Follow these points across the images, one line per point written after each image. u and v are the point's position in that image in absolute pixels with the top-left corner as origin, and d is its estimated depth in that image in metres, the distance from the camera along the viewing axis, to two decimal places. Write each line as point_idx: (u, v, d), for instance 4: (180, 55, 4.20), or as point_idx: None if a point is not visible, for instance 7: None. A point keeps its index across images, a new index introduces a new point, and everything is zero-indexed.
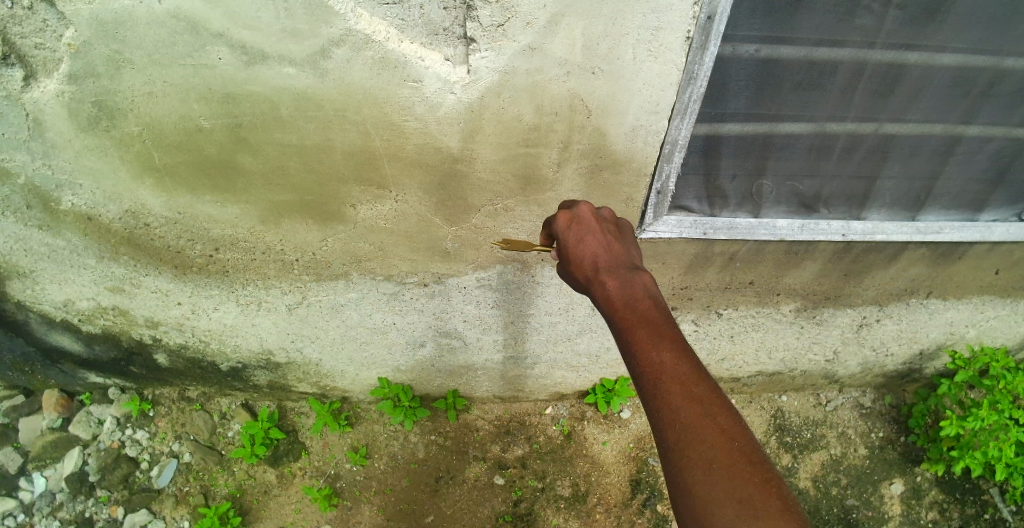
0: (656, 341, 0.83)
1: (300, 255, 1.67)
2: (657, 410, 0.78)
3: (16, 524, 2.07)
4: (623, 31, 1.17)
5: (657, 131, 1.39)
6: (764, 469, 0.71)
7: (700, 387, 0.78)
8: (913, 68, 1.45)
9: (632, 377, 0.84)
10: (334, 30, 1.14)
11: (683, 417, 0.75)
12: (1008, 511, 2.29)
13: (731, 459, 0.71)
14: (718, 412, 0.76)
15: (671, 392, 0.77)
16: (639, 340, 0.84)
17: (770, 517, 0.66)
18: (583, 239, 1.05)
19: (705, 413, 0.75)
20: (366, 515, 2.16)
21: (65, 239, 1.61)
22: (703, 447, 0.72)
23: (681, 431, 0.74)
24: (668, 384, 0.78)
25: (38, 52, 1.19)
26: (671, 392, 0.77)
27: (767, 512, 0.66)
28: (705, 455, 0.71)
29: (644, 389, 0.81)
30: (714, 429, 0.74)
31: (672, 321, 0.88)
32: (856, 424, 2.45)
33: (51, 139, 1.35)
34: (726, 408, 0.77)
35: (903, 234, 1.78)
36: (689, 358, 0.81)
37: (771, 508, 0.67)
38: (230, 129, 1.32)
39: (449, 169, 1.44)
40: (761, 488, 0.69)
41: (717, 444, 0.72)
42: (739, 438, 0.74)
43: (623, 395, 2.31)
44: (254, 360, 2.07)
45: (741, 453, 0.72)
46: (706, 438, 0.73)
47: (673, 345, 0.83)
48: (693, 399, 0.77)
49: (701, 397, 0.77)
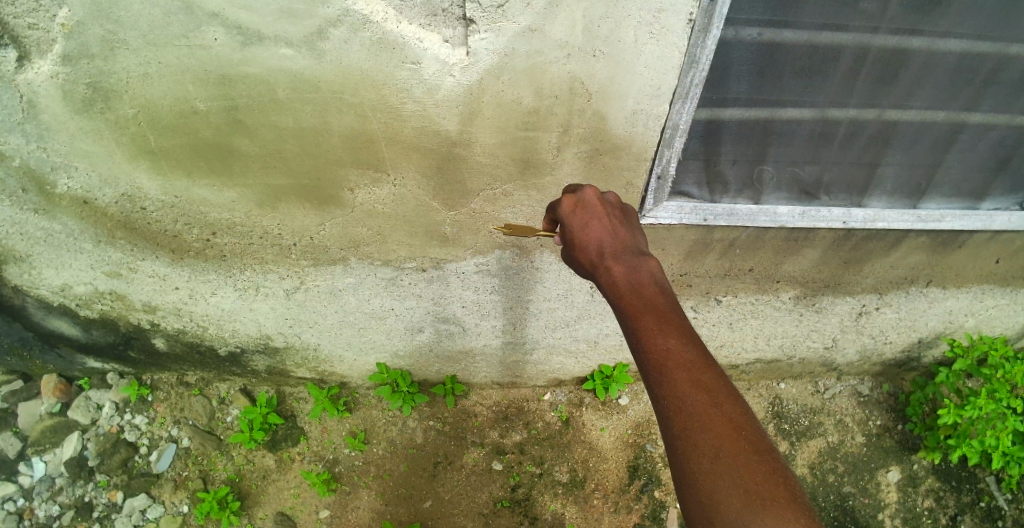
0: (663, 328, 0.82)
1: (298, 240, 1.66)
2: (663, 397, 0.77)
3: (16, 508, 2.08)
4: (624, 13, 1.15)
5: (658, 115, 1.38)
6: (771, 458, 0.72)
7: (708, 375, 0.77)
8: (918, 54, 1.43)
9: (637, 364, 0.83)
10: (331, 10, 1.12)
11: (690, 406, 0.74)
12: (1003, 499, 2.31)
13: (737, 447, 0.71)
14: (724, 401, 0.75)
15: (679, 379, 0.76)
16: (644, 326, 0.83)
17: (778, 507, 0.66)
18: (588, 224, 1.04)
19: (712, 401, 0.75)
20: (365, 499, 2.17)
21: (61, 223, 1.60)
22: (709, 435, 0.72)
23: (687, 419, 0.73)
24: (675, 372, 0.77)
25: (30, 33, 1.17)
26: (678, 380, 0.76)
27: (773, 501, 0.67)
28: (712, 444, 0.71)
29: (649, 376, 0.80)
30: (721, 418, 0.73)
31: (679, 308, 0.87)
32: (854, 412, 2.45)
33: (45, 121, 1.33)
34: (733, 396, 0.76)
35: (904, 222, 1.77)
36: (695, 344, 0.80)
37: (777, 496, 0.67)
38: (227, 112, 1.30)
39: (448, 151, 1.42)
40: (768, 477, 0.69)
41: (723, 432, 0.72)
42: (745, 426, 0.74)
43: (621, 381, 2.31)
44: (253, 345, 2.07)
45: (748, 442, 0.72)
46: (713, 427, 0.72)
47: (680, 332, 0.82)
48: (700, 387, 0.76)
49: (708, 385, 0.76)
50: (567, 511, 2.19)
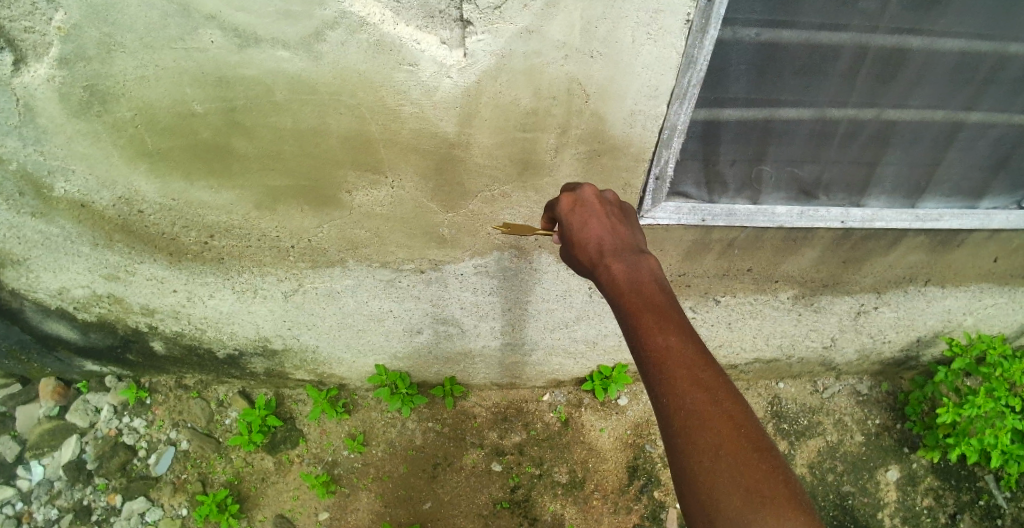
0: (663, 326, 0.82)
1: (296, 242, 1.66)
2: (663, 395, 0.76)
3: (15, 512, 2.08)
4: (622, 14, 1.15)
5: (656, 116, 1.38)
6: (771, 456, 0.71)
7: (708, 373, 0.77)
8: (916, 54, 1.43)
9: (637, 362, 0.83)
10: (328, 12, 1.12)
11: (689, 404, 0.74)
12: (1002, 497, 2.32)
13: (737, 445, 0.71)
14: (724, 399, 0.75)
15: (678, 378, 0.76)
16: (644, 324, 0.83)
17: (778, 505, 0.66)
18: (587, 222, 1.04)
19: (713, 400, 0.74)
20: (364, 501, 2.17)
21: (58, 226, 1.59)
22: (709, 433, 0.72)
23: (687, 417, 0.73)
24: (674, 370, 0.77)
25: (27, 36, 1.16)
26: (678, 378, 0.76)
27: (773, 499, 0.67)
28: (712, 442, 0.71)
29: (649, 374, 0.80)
30: (721, 416, 0.73)
31: (679, 306, 0.87)
32: (853, 411, 2.45)
33: (42, 124, 1.33)
34: (733, 395, 0.76)
35: (902, 221, 1.77)
36: (695, 342, 0.80)
37: (777, 494, 0.68)
38: (224, 114, 1.30)
39: (446, 153, 1.42)
40: (768, 475, 0.69)
41: (723, 430, 0.72)
42: (746, 424, 0.74)
43: (620, 381, 2.31)
44: (251, 347, 2.06)
45: (749, 440, 0.72)
46: (713, 425, 0.72)
47: (680, 330, 0.82)
48: (700, 385, 0.76)
49: (708, 383, 0.76)
50: (567, 512, 2.19)
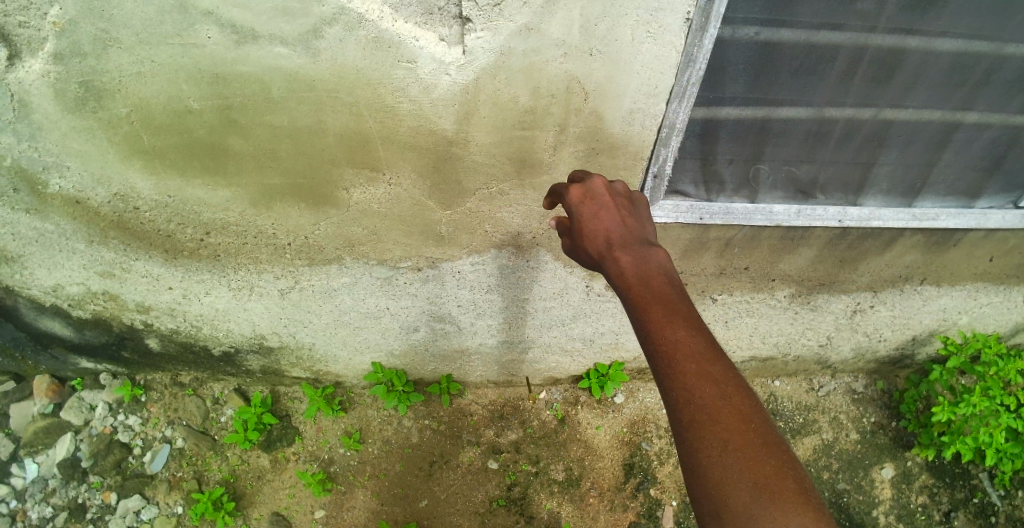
0: (671, 319, 0.82)
1: (292, 239, 1.65)
2: (671, 387, 0.76)
3: (9, 510, 2.06)
4: (622, 12, 1.15)
5: (654, 115, 1.38)
6: (780, 452, 0.71)
7: (717, 367, 0.77)
8: (914, 54, 1.44)
9: (645, 356, 0.82)
10: (326, 9, 1.11)
11: (698, 398, 0.74)
12: (996, 495, 2.33)
13: (746, 440, 0.70)
14: (733, 393, 0.75)
15: (687, 371, 0.76)
16: (653, 317, 0.83)
17: (786, 502, 0.65)
18: (596, 214, 1.04)
19: (720, 394, 0.74)
20: (361, 499, 2.17)
21: (52, 223, 1.58)
22: (718, 428, 0.71)
23: (695, 412, 0.73)
24: (684, 363, 0.76)
25: (22, 31, 1.16)
26: (687, 371, 0.76)
27: (782, 495, 0.66)
28: (720, 436, 0.71)
29: (657, 368, 0.79)
30: (729, 411, 0.73)
31: (687, 299, 0.86)
32: (847, 409, 2.47)
33: (37, 120, 1.32)
34: (741, 388, 0.76)
35: (899, 220, 1.77)
36: (704, 336, 0.80)
37: (785, 490, 0.67)
38: (219, 111, 1.29)
39: (445, 150, 1.41)
40: (776, 470, 0.69)
41: (732, 424, 0.71)
42: (753, 419, 0.73)
43: (617, 379, 2.32)
44: (247, 344, 2.06)
45: (757, 435, 0.72)
46: (721, 420, 0.72)
47: (688, 323, 0.81)
48: (708, 378, 0.75)
49: (717, 377, 0.76)
50: (564, 510, 2.19)
